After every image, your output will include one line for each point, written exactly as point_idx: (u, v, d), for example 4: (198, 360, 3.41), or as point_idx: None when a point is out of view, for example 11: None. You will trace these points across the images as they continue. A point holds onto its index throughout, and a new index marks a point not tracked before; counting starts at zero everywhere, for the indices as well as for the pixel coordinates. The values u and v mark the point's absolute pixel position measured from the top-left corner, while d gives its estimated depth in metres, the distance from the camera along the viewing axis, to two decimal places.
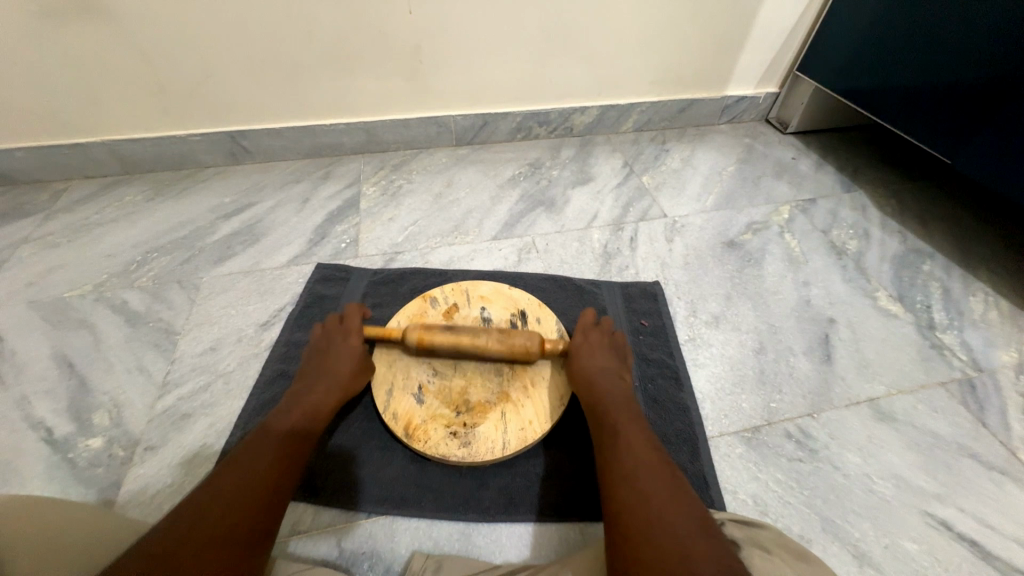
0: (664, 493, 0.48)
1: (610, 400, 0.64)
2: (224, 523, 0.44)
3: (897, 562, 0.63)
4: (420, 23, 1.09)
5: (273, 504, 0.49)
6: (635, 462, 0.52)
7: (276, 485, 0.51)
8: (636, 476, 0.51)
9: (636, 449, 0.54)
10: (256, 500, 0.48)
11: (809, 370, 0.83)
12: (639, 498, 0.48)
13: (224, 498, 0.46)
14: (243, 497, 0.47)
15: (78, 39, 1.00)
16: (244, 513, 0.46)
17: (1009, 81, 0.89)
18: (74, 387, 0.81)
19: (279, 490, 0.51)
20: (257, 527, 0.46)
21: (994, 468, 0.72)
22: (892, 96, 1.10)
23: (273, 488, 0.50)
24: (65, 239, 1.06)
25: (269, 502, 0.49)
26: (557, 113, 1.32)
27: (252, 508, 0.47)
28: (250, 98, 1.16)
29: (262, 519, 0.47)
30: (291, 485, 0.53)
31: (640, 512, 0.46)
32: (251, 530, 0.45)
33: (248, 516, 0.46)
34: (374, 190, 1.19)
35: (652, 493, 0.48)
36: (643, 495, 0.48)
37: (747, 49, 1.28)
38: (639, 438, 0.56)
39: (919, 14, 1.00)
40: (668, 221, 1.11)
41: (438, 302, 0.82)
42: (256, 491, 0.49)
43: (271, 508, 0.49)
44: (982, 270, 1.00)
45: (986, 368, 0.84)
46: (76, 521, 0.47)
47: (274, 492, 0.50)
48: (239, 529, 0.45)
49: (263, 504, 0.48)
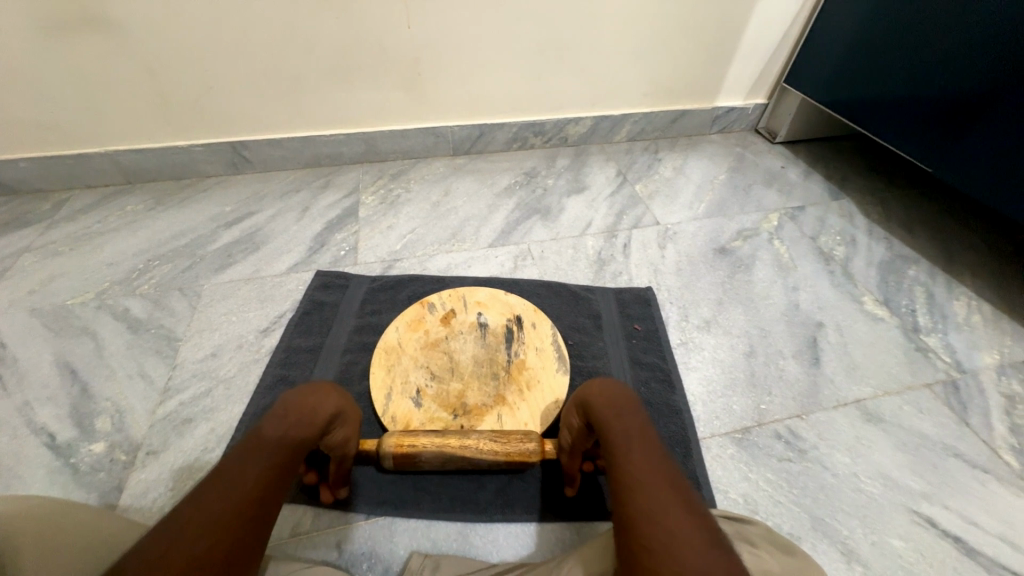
0: (676, 497, 0.42)
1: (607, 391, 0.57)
2: (204, 544, 0.38)
3: (885, 559, 0.65)
4: (419, 37, 1.12)
5: (257, 521, 0.43)
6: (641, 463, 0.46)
7: (263, 500, 0.45)
8: (644, 479, 0.44)
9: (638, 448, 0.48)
10: (238, 518, 0.42)
11: (799, 373, 0.85)
12: (650, 505, 0.41)
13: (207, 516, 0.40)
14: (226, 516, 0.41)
15: (86, 52, 1.02)
16: (222, 535, 0.40)
17: (990, 92, 0.92)
18: (76, 393, 0.82)
19: (262, 506, 0.45)
20: (237, 550, 0.40)
21: (978, 467, 0.74)
22: (878, 106, 1.13)
23: (261, 501, 0.44)
24: (66, 247, 1.07)
25: (255, 518, 0.43)
26: (552, 124, 1.35)
27: (233, 528, 0.41)
28: (252, 110, 1.18)
29: (240, 544, 0.41)
30: (278, 499, 0.47)
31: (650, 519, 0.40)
32: (230, 554, 0.40)
33: (228, 538, 0.40)
34: (373, 199, 1.22)
35: (663, 498, 0.42)
36: (653, 499, 0.42)
37: (736, 62, 1.32)
38: (641, 435, 0.50)
39: (902, 28, 1.04)
40: (661, 228, 1.13)
41: (436, 308, 0.84)
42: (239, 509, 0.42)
43: (253, 528, 0.43)
44: (967, 275, 1.03)
45: (969, 370, 0.86)
46: (81, 520, 0.49)
47: (262, 507, 0.45)
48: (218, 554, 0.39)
49: (246, 523, 0.42)
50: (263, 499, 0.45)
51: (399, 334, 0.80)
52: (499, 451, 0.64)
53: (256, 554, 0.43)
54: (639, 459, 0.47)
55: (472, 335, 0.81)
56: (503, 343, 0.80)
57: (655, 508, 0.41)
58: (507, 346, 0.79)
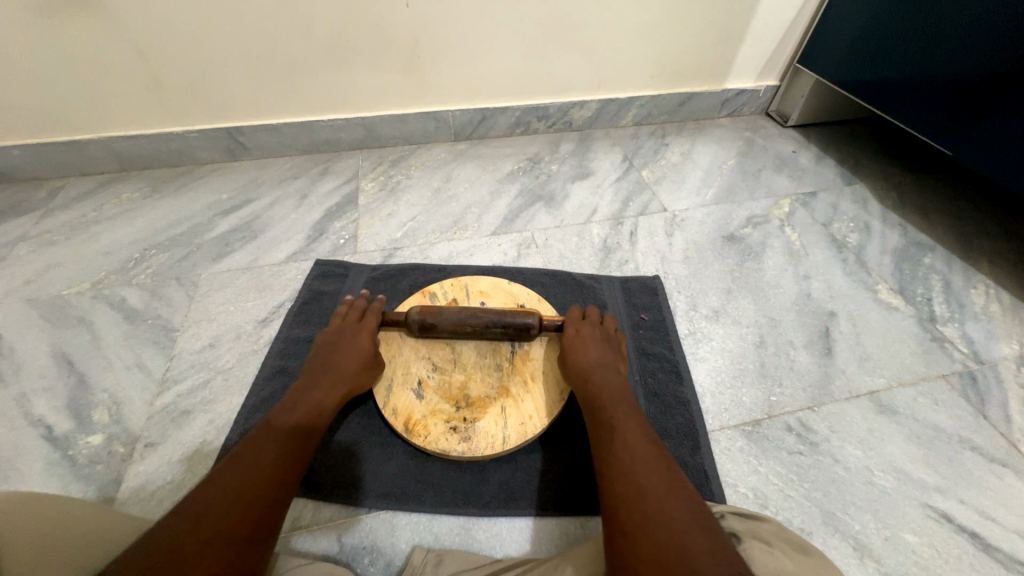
0: (657, 482, 0.48)
1: (610, 392, 0.63)
2: (229, 518, 0.44)
3: (899, 555, 0.63)
4: (418, 17, 1.08)
5: (277, 499, 0.49)
6: (628, 457, 0.52)
7: (281, 480, 0.50)
8: (632, 468, 0.50)
9: (626, 443, 0.53)
10: (258, 496, 0.47)
11: (810, 363, 0.83)
12: (637, 491, 0.47)
13: (227, 497, 0.46)
14: (245, 495, 0.46)
15: (74, 35, 0.99)
16: (244, 510, 0.45)
17: (1013, 72, 0.88)
18: (73, 384, 0.81)
19: (282, 485, 0.50)
20: (260, 524, 0.46)
21: (994, 460, 0.72)
22: (894, 87, 1.09)
23: (279, 481, 0.50)
24: (62, 236, 1.06)
25: (274, 498, 0.48)
26: (556, 108, 1.31)
27: (254, 504, 0.46)
28: (249, 96, 1.15)
29: (262, 517, 0.46)
30: (296, 480, 0.52)
31: (632, 506, 0.46)
32: (253, 527, 0.45)
33: (249, 514, 0.45)
34: (373, 186, 1.19)
35: (647, 485, 0.48)
36: (641, 488, 0.48)
37: (747, 42, 1.28)
38: (629, 429, 0.56)
39: (921, 6, 0.99)
40: (667, 215, 1.10)
41: (438, 298, 0.82)
42: (259, 489, 0.48)
43: (273, 505, 0.48)
44: (983, 263, 1.00)
45: (986, 360, 0.84)
46: (96, 511, 0.49)
47: (279, 486, 0.50)
48: (242, 527, 0.44)
49: (266, 502, 0.47)
50: (281, 482, 0.50)
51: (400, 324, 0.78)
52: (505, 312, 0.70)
53: (278, 528, 0.48)
54: (628, 449, 0.53)
55: None
56: None
57: (641, 494, 0.47)
58: None
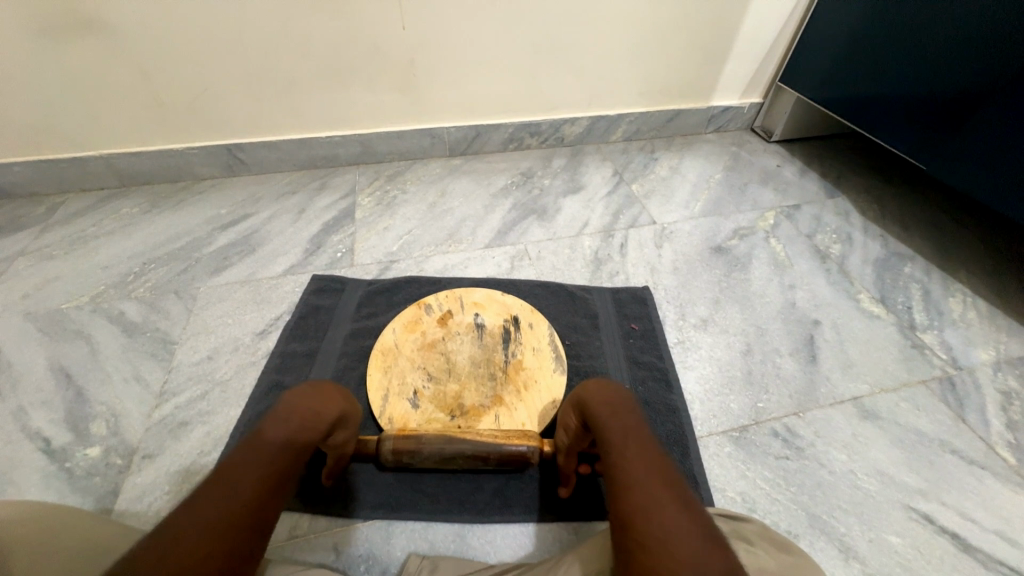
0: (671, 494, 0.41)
1: (606, 394, 0.57)
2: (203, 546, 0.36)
3: (882, 556, 0.65)
4: (413, 38, 1.12)
5: (258, 525, 0.41)
6: (632, 466, 0.45)
7: (265, 503, 0.43)
8: (639, 478, 0.43)
9: (634, 452, 0.47)
10: (236, 523, 0.39)
11: (795, 371, 0.85)
12: (646, 506, 0.40)
13: (201, 521, 0.38)
14: (224, 518, 0.39)
15: (78, 54, 1.02)
16: (221, 536, 0.38)
17: (984, 88, 0.93)
18: (71, 397, 0.82)
19: (264, 510, 0.43)
20: (236, 558, 0.38)
21: (974, 463, 0.74)
22: (873, 104, 1.13)
23: (263, 503, 0.42)
24: (61, 251, 1.07)
25: (255, 523, 0.41)
26: (548, 124, 1.35)
27: (233, 530, 0.39)
28: (247, 112, 1.18)
29: (240, 547, 0.39)
30: (279, 504, 0.45)
31: (642, 523, 0.39)
32: (229, 557, 0.37)
33: (225, 542, 0.38)
34: (369, 201, 1.21)
35: (656, 496, 0.41)
36: (649, 500, 0.41)
37: (731, 61, 1.32)
38: (636, 437, 0.49)
39: (895, 27, 1.04)
40: (657, 227, 1.13)
41: (433, 309, 0.84)
42: (238, 515, 0.40)
43: (251, 534, 0.40)
44: (961, 272, 1.03)
45: (965, 366, 0.86)
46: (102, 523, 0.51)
47: (262, 510, 0.42)
48: (217, 558, 0.36)
49: (245, 526, 0.40)
50: (264, 506, 0.43)
51: (396, 335, 0.80)
52: (499, 435, 0.64)
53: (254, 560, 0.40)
54: (634, 459, 0.46)
55: (469, 336, 0.80)
56: (500, 344, 0.80)
57: (652, 506, 0.40)
58: (504, 347, 0.79)
